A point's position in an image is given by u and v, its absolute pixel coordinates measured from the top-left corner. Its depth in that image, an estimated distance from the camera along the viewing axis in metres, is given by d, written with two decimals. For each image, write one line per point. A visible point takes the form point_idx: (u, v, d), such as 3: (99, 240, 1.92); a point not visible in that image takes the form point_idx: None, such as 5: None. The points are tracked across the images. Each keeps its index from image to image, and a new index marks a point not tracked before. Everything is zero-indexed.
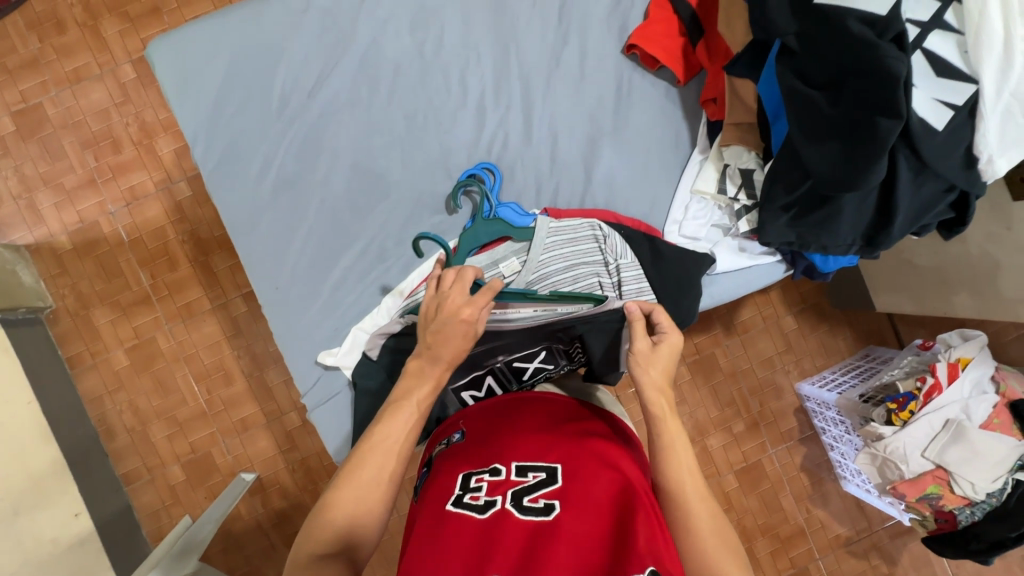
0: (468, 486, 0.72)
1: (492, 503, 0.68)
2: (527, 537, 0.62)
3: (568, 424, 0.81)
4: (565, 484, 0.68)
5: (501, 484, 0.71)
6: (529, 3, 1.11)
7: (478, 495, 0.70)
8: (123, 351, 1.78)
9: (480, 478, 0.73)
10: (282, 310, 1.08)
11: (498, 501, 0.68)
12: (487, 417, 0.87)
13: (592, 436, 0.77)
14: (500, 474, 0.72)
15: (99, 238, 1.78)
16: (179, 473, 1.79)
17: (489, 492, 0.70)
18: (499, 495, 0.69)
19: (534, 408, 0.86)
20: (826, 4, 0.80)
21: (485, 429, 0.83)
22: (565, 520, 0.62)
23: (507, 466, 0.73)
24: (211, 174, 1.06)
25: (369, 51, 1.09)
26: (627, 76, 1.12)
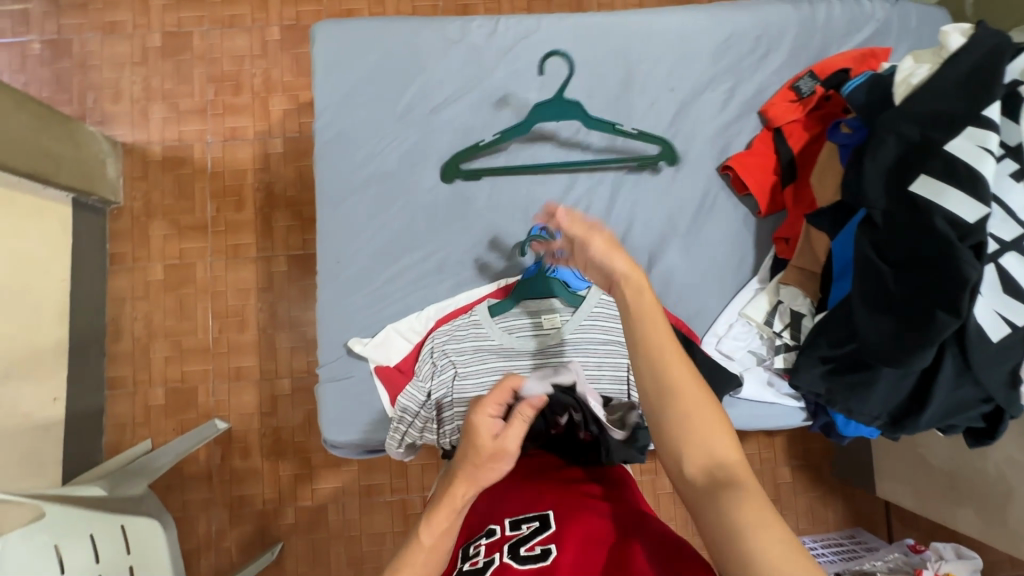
0: (467, 554, 0.76)
1: (491, 562, 0.72)
2: None
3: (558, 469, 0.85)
4: (557, 529, 0.73)
5: (497, 541, 0.74)
6: (649, 99, 1.22)
7: (478, 559, 0.74)
8: (162, 266, 1.87)
9: (478, 544, 0.76)
10: (333, 283, 1.14)
11: (496, 558, 0.72)
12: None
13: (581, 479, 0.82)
14: (495, 533, 0.76)
15: (187, 160, 1.91)
16: (160, 396, 1.81)
17: (487, 553, 0.74)
18: (496, 553, 0.73)
19: (519, 457, 0.91)
20: (919, 194, 0.86)
21: (481, 492, 0.87)
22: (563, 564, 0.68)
23: (501, 524, 0.77)
24: (321, 147, 1.17)
25: (497, 93, 1.20)
26: (715, 191, 1.20)
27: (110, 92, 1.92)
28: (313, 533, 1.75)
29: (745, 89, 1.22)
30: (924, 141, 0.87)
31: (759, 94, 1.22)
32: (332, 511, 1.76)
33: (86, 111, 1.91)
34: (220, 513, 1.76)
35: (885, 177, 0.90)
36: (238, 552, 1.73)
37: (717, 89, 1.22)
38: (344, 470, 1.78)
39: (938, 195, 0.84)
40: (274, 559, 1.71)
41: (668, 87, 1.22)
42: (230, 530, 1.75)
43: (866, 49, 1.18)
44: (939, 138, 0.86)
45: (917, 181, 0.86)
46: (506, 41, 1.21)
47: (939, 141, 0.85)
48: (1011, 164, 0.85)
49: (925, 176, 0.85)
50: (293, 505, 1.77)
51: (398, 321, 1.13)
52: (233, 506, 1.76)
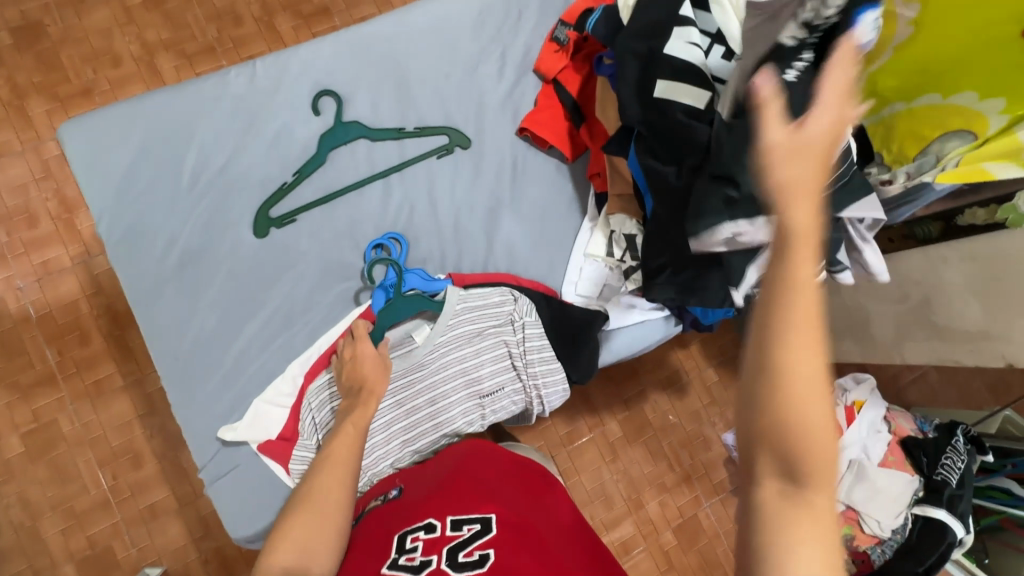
0: (404, 546, 0.78)
1: (427, 562, 0.75)
2: None
3: (502, 480, 0.92)
4: (498, 535, 0.77)
5: (436, 541, 0.77)
6: (431, 91, 1.24)
7: (413, 556, 0.76)
8: (18, 436, 1.65)
9: (415, 537, 0.79)
10: (185, 381, 1.06)
11: (433, 560, 0.75)
12: (425, 480, 0.94)
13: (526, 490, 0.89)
14: (435, 531, 0.79)
15: (4, 314, 1.69)
16: (72, 572, 1.61)
17: (425, 551, 0.77)
18: (435, 554, 0.75)
19: (463, 463, 0.97)
20: (662, 98, 0.95)
21: (424, 489, 0.90)
22: (500, 561, 0.72)
23: (441, 522, 0.80)
24: (113, 251, 1.08)
25: (283, 133, 1.17)
26: (522, 153, 1.25)
27: None
28: None
29: (513, 52, 1.28)
30: (651, 53, 0.96)
31: (528, 53, 1.28)
32: None
33: None
34: None
35: (634, 94, 0.98)
36: None
37: (490, 60, 1.27)
38: None
39: (675, 97, 0.95)
40: None
41: (444, 74, 1.25)
42: None
43: None
44: (659, 47, 0.96)
45: (657, 88, 0.96)
46: (269, 81, 1.18)
47: (659, 49, 0.96)
48: (720, 48, 0.96)
49: (661, 81, 0.95)
50: None
51: (264, 391, 1.07)
52: None
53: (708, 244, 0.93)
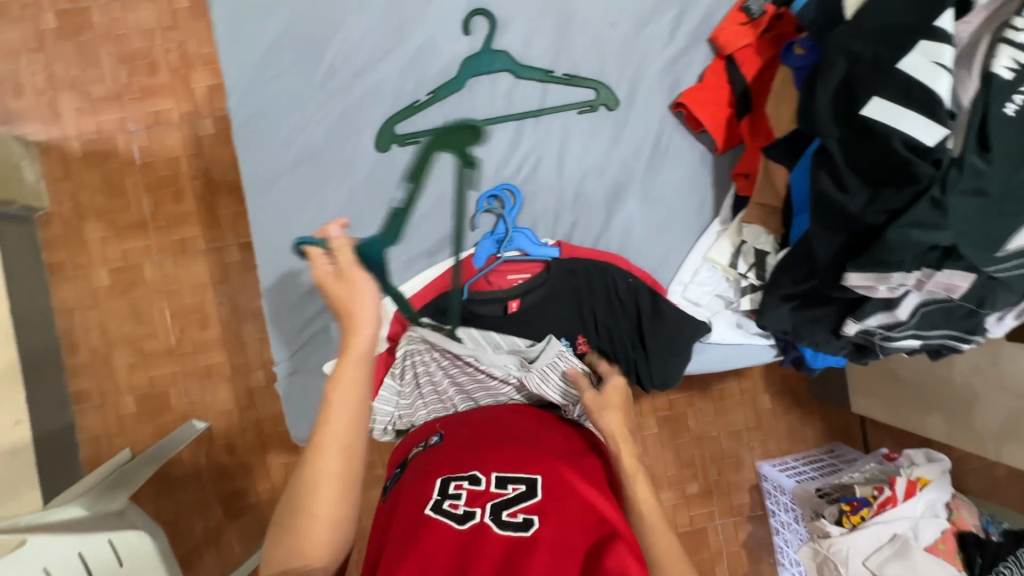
0: (447, 492, 0.74)
1: (471, 514, 0.71)
2: (506, 550, 0.65)
3: (543, 435, 0.85)
4: (544, 499, 0.71)
5: (481, 494, 0.73)
6: (590, 37, 1.12)
7: (457, 504, 0.72)
8: (106, 270, 1.76)
9: (459, 485, 0.75)
10: (277, 275, 1.07)
11: (477, 513, 0.70)
12: (466, 426, 0.90)
13: (576, 458, 0.81)
14: (479, 483, 0.75)
15: (112, 153, 1.76)
16: (130, 404, 1.75)
17: (468, 502, 0.72)
18: (478, 507, 0.71)
19: (508, 422, 0.89)
20: (873, 120, 0.79)
21: (464, 434, 0.86)
22: (545, 533, 0.67)
23: (487, 476, 0.76)
24: (239, 128, 1.06)
25: (427, 46, 1.10)
26: (668, 131, 1.13)
27: (10, 86, 1.73)
28: None
29: (692, 14, 1.13)
30: (876, 60, 0.80)
31: (709, 19, 1.13)
32: None
33: None
34: (214, 510, 1.75)
35: (836, 101, 0.84)
36: (239, 544, 1.74)
37: (664, 18, 1.13)
38: None
39: (894, 117, 0.78)
40: None
41: (611, 21, 1.12)
42: (227, 524, 1.75)
43: None
44: (890, 56, 0.79)
45: (868, 105, 0.80)
46: None
47: (890, 61, 0.79)
48: None
49: (878, 99, 0.79)
50: None
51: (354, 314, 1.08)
52: (226, 502, 1.75)
53: (869, 283, 0.85)
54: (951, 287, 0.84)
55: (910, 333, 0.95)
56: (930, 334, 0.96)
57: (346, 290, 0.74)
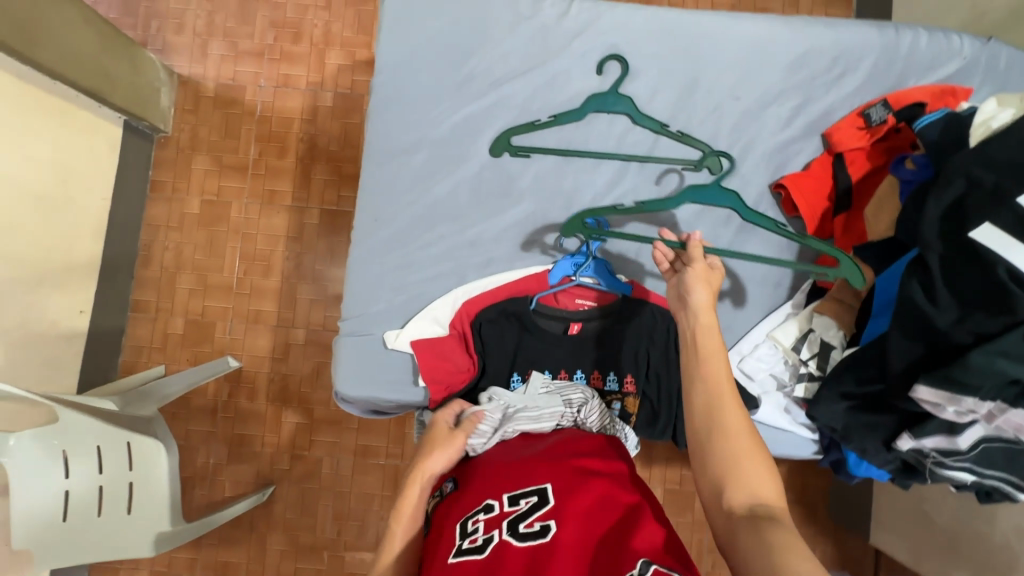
0: (466, 531, 0.73)
1: (490, 540, 0.70)
2: (530, 558, 0.67)
3: (542, 444, 0.88)
4: (557, 503, 0.73)
5: (497, 518, 0.73)
6: (709, 106, 1.19)
7: (476, 538, 0.72)
8: (199, 200, 1.90)
9: (476, 519, 0.74)
10: (365, 241, 1.15)
11: (495, 535, 0.71)
12: (468, 465, 0.88)
13: (578, 457, 0.83)
14: (494, 509, 0.75)
15: (239, 101, 1.93)
16: (179, 326, 1.86)
17: (487, 529, 0.72)
18: (495, 530, 0.71)
19: (501, 449, 0.89)
20: (981, 243, 0.81)
21: (469, 460, 0.87)
22: (564, 535, 0.69)
23: (499, 500, 0.76)
24: (375, 104, 1.17)
25: (559, 76, 1.19)
26: (763, 208, 1.17)
27: (174, 23, 1.94)
28: (304, 483, 1.78)
29: (811, 109, 1.18)
30: (995, 188, 0.82)
31: (827, 116, 1.18)
32: (326, 465, 1.79)
33: (149, 38, 1.94)
34: (219, 448, 1.80)
35: (947, 218, 0.86)
36: (231, 487, 1.78)
37: (784, 105, 1.19)
38: (343, 427, 1.81)
39: (1005, 246, 0.80)
40: (264, 502, 1.75)
41: (733, 96, 1.19)
42: (226, 465, 1.79)
43: (946, 86, 1.13)
44: (1014, 188, 0.80)
45: (978, 229, 0.82)
46: (573, 25, 1.19)
47: (1011, 192, 0.80)
48: None
49: (989, 225, 0.81)
50: (289, 453, 1.80)
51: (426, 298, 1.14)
52: (232, 443, 1.81)
53: (937, 401, 0.84)
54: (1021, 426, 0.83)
55: (965, 464, 0.93)
56: (987, 472, 0.94)
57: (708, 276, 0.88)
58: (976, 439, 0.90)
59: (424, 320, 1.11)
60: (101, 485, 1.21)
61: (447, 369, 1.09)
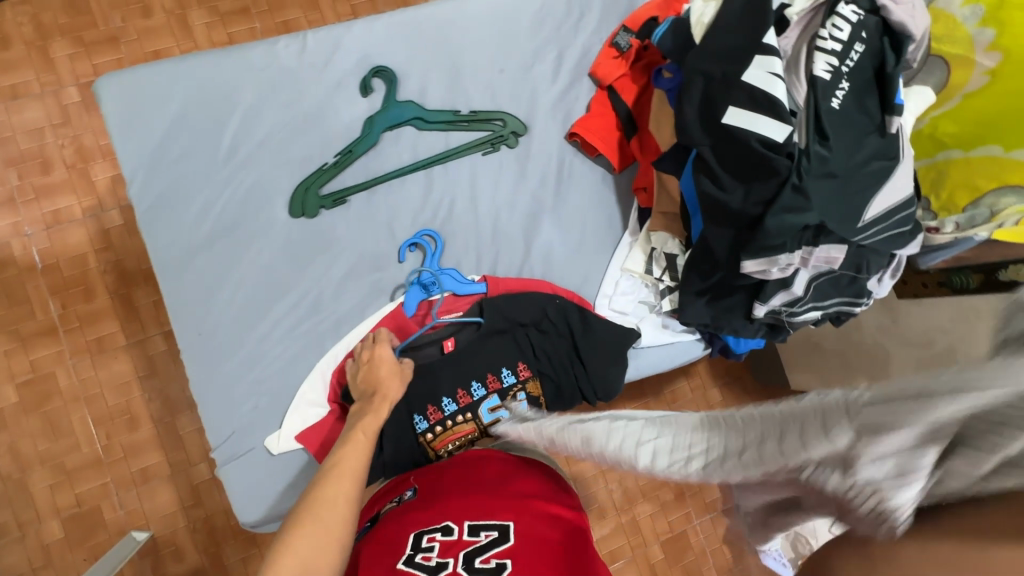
0: (420, 545, 0.75)
1: (443, 566, 0.71)
2: None
3: (514, 481, 0.86)
4: (516, 543, 0.72)
5: (453, 546, 0.74)
6: (482, 84, 1.20)
7: (429, 556, 0.73)
8: (13, 386, 1.61)
9: (432, 537, 0.76)
10: (202, 358, 1.03)
11: (450, 564, 0.71)
12: (438, 479, 0.90)
13: (541, 497, 0.83)
14: (452, 534, 0.75)
15: (8, 260, 1.64)
16: (56, 529, 1.58)
17: (441, 553, 0.73)
18: (451, 558, 0.71)
19: (467, 473, 0.89)
20: (732, 126, 0.91)
21: (437, 487, 0.86)
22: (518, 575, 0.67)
23: (460, 525, 0.77)
24: (145, 213, 1.04)
25: (328, 111, 1.13)
26: (568, 158, 1.22)
27: None
28: None
29: (570, 53, 1.24)
30: (725, 76, 0.93)
31: (586, 55, 1.25)
32: None
33: None
34: None
35: (703, 114, 0.96)
36: None
37: (546, 60, 1.23)
38: None
39: (749, 121, 0.90)
40: None
41: (499, 68, 1.21)
42: None
43: None
44: (737, 71, 0.91)
45: (728, 114, 0.92)
46: (320, 56, 1.14)
47: (737, 74, 0.91)
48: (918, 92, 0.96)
49: (733, 107, 0.92)
50: None
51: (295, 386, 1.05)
52: None
53: (762, 267, 0.94)
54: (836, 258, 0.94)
55: (806, 308, 1.06)
56: (823, 305, 1.06)
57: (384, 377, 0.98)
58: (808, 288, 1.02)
59: (300, 409, 1.04)
60: None
61: None
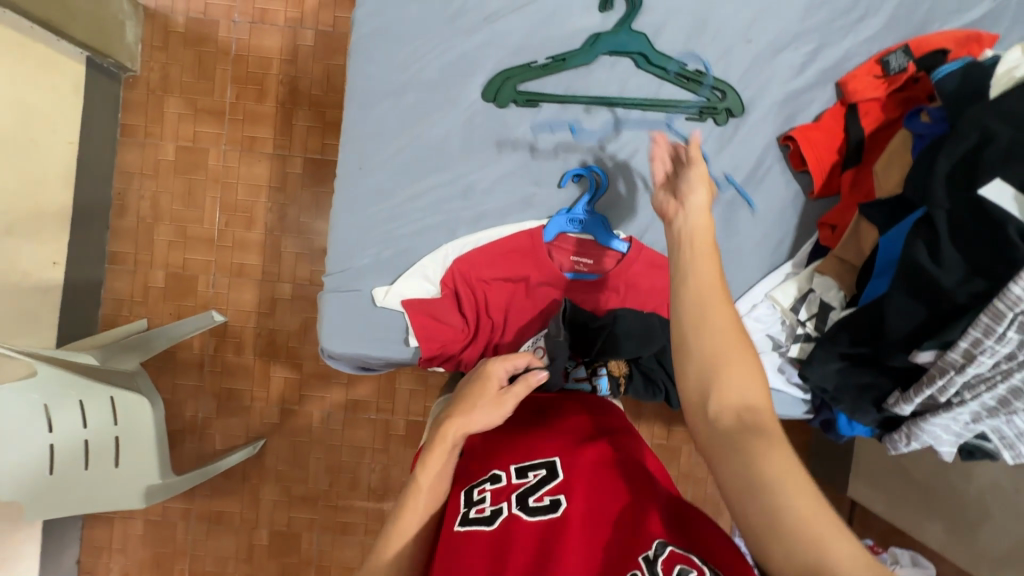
0: (472, 500, 0.73)
1: (498, 512, 0.69)
2: (539, 536, 0.65)
3: (554, 410, 0.84)
4: (564, 477, 0.70)
5: (504, 490, 0.72)
6: (719, 49, 1.10)
7: (483, 508, 0.71)
8: (174, 146, 1.78)
9: (482, 489, 0.73)
10: (349, 192, 1.08)
11: (504, 509, 0.69)
12: (476, 423, 0.86)
13: (580, 422, 0.80)
14: (501, 480, 0.73)
15: (212, 37, 1.78)
16: (160, 279, 1.78)
17: (494, 501, 0.71)
18: (504, 503, 0.70)
19: (502, 418, 0.85)
20: (990, 202, 0.78)
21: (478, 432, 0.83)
22: (571, 514, 0.66)
23: (507, 471, 0.74)
24: (359, 40, 1.07)
25: (557, 12, 1.09)
26: (769, 162, 1.12)
27: None
28: (294, 437, 1.77)
29: (826, 54, 1.11)
30: (1009, 145, 0.78)
31: (843, 62, 1.11)
32: (317, 419, 1.76)
33: None
34: (207, 402, 1.76)
35: (954, 174, 0.83)
36: (220, 441, 1.76)
37: (798, 49, 1.11)
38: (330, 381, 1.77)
39: (1011, 203, 0.77)
40: (255, 454, 1.72)
41: (744, 39, 1.11)
42: (214, 419, 1.76)
43: (971, 32, 1.04)
44: None
45: (988, 185, 0.78)
46: None
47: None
48: None
49: (998, 180, 0.77)
50: (278, 407, 1.76)
51: (418, 259, 1.08)
52: (221, 398, 1.77)
53: (937, 362, 0.85)
54: None
55: (951, 433, 0.93)
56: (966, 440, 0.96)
57: (476, 397, 0.78)
58: (973, 421, 0.90)
59: (412, 278, 1.07)
60: (86, 439, 1.23)
61: (440, 330, 1.05)
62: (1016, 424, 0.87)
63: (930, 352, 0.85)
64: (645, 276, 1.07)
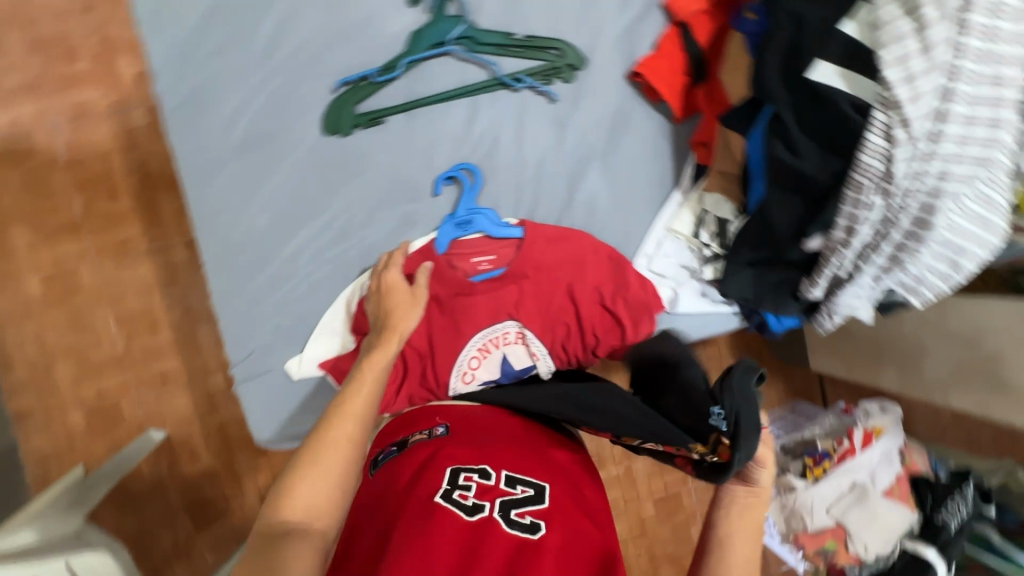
0: (456, 482, 0.70)
1: (479, 507, 0.66)
2: (510, 554, 0.61)
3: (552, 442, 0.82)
4: (552, 506, 0.68)
5: (490, 490, 0.69)
6: (543, 6, 1.08)
7: (466, 495, 0.68)
8: (36, 278, 1.56)
9: (470, 477, 0.71)
10: (224, 274, 1.00)
11: (486, 507, 0.66)
12: (471, 419, 0.84)
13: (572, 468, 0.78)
14: (489, 479, 0.71)
15: (31, 147, 1.56)
16: (79, 418, 1.56)
17: (478, 494, 0.68)
18: (487, 501, 0.67)
19: (495, 421, 0.84)
20: (821, 83, 0.80)
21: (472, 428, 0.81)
22: (549, 541, 0.63)
23: (497, 473, 0.72)
24: (172, 113, 0.98)
25: (371, 19, 1.04)
26: (627, 101, 1.12)
27: None
28: None
29: None
30: (821, 24, 0.81)
31: None
32: None
33: None
34: (182, 521, 1.58)
35: (787, 63, 0.84)
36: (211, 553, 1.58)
37: None
38: None
39: (838, 79, 0.80)
40: None
41: None
42: (197, 534, 1.60)
43: None
44: (833, 19, 0.80)
45: (813, 69, 0.81)
46: None
47: (833, 23, 0.80)
48: None
49: (822, 61, 0.80)
50: (256, 495, 1.62)
51: (321, 317, 1.03)
52: (194, 510, 1.60)
53: (828, 244, 0.88)
54: (933, 215, 0.80)
55: (863, 299, 0.97)
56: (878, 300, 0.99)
57: (400, 307, 0.86)
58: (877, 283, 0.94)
59: (323, 337, 1.02)
60: None
61: None
62: (911, 272, 0.91)
63: (820, 238, 0.88)
64: (548, 253, 1.05)
